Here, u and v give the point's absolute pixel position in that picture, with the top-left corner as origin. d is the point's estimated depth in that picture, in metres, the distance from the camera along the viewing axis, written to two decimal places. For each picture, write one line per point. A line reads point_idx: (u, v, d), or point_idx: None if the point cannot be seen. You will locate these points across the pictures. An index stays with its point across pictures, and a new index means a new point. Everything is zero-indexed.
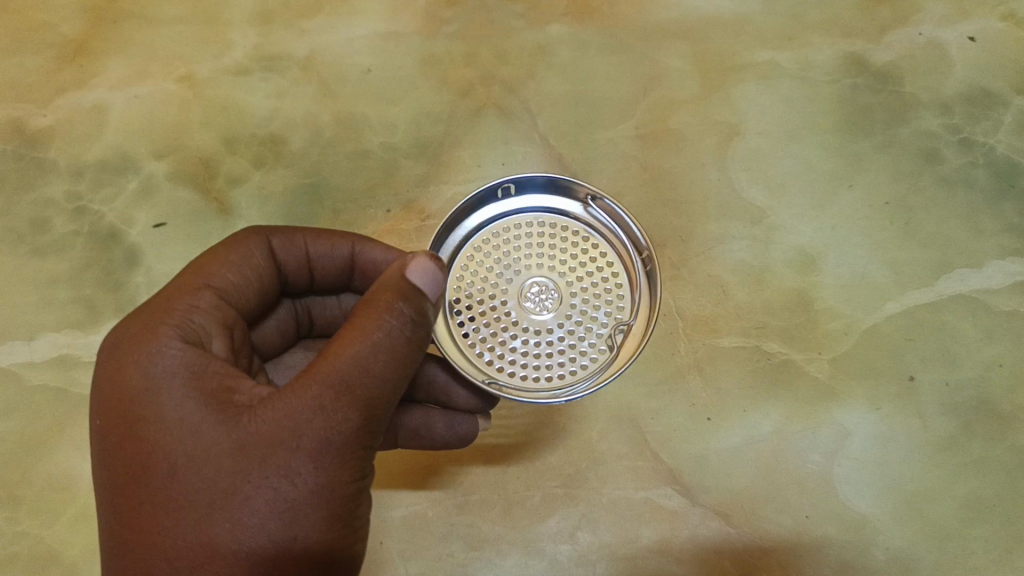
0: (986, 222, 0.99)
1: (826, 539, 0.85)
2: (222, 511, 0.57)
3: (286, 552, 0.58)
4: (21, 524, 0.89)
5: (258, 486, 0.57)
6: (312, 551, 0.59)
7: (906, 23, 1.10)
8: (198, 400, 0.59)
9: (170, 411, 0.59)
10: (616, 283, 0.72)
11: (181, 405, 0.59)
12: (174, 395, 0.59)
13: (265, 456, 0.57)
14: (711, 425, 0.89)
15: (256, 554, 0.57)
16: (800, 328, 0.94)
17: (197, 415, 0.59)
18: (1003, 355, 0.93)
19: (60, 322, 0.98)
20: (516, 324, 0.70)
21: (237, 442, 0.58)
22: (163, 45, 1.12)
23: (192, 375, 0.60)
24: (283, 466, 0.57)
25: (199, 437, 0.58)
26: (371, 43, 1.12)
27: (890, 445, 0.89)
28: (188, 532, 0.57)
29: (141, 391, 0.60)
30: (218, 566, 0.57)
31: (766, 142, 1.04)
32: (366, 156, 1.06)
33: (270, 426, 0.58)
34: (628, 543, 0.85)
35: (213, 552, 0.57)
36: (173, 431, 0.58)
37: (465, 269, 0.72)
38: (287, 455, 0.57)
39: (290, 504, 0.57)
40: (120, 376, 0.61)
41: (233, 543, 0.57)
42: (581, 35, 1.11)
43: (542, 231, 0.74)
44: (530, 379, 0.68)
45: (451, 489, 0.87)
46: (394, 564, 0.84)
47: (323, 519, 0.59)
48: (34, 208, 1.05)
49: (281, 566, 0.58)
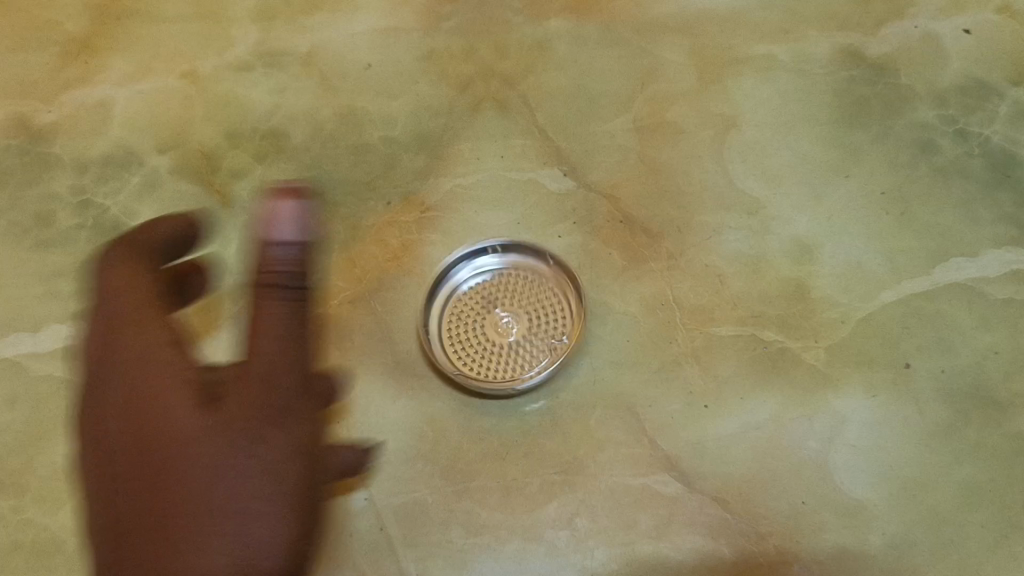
0: (982, 212, 1.00)
1: (823, 524, 0.85)
2: (195, 481, 0.64)
3: (248, 511, 0.63)
4: (26, 512, 0.90)
5: (220, 453, 0.64)
6: (275, 507, 0.63)
7: (901, 15, 1.11)
8: (170, 387, 0.69)
9: (150, 401, 0.70)
10: None
11: (157, 393, 0.70)
12: (154, 385, 0.70)
13: (224, 427, 0.65)
14: (709, 412, 0.90)
15: (225, 518, 0.63)
16: (797, 317, 0.94)
17: (167, 400, 0.69)
18: (1000, 343, 0.92)
19: (66, 314, 0.99)
20: None
21: (198, 418, 0.66)
22: (166, 42, 1.14)
23: (163, 368, 0.71)
24: (238, 432, 0.64)
25: (168, 418, 0.68)
26: (373, 38, 1.13)
27: (886, 432, 0.89)
28: (171, 504, 0.65)
29: (130, 390, 0.71)
30: (197, 532, 0.63)
31: (763, 134, 1.05)
32: (366, 150, 1.07)
33: (226, 400, 0.66)
34: (626, 529, 0.85)
35: (193, 519, 0.63)
36: (153, 416, 0.69)
37: None
38: (238, 424, 0.65)
39: (251, 474, 0.63)
40: (115, 380, 0.72)
41: (207, 511, 0.63)
42: (580, 30, 1.12)
43: None
44: None
45: (451, 476, 0.88)
46: (393, 550, 0.85)
47: (280, 478, 0.64)
48: (39, 202, 1.06)
49: (249, 523, 0.62)
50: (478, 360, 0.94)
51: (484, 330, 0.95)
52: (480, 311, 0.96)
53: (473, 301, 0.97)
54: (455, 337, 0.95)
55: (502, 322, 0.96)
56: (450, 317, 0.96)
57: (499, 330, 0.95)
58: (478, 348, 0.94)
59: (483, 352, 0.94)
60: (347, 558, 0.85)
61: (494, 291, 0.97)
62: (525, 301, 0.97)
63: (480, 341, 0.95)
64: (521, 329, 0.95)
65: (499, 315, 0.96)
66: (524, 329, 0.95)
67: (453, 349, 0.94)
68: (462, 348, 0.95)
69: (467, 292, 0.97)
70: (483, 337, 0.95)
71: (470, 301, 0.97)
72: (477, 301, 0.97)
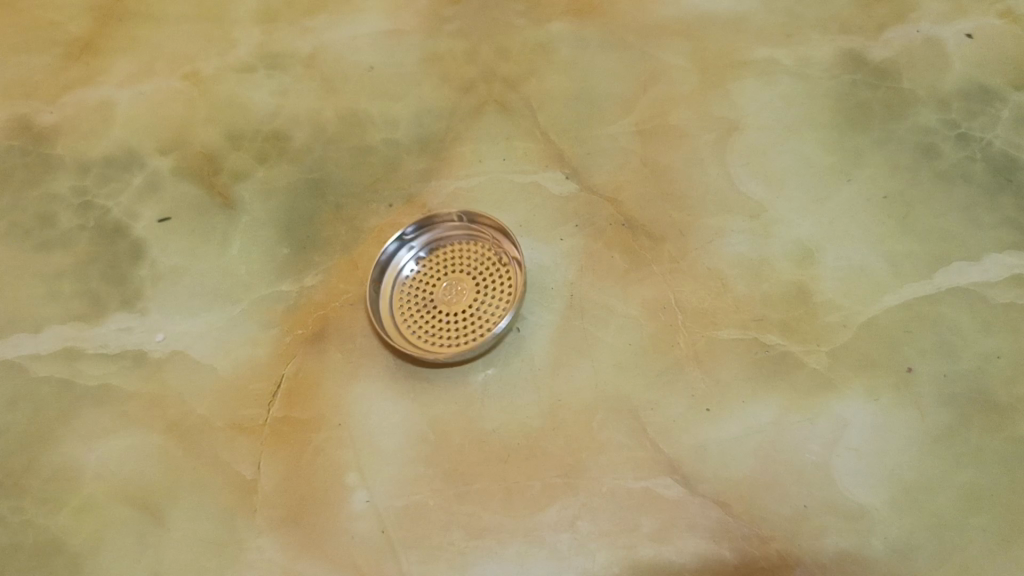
0: (983, 216, 1.00)
1: (825, 528, 0.84)
2: None
3: None
4: (27, 514, 0.89)
5: None
6: None
7: (903, 20, 1.13)
8: None
9: None
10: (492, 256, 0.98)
11: None
12: None
13: None
14: (711, 415, 0.90)
15: None
16: (799, 320, 0.94)
17: None
18: (1002, 347, 0.92)
19: (66, 315, 0.98)
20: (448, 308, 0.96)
21: None
22: (168, 42, 1.16)
23: None
24: None
25: None
26: (375, 40, 1.15)
27: (888, 436, 0.89)
28: None
29: None
30: None
31: (765, 137, 1.05)
32: (368, 152, 1.07)
33: None
34: (628, 532, 0.85)
35: None
36: None
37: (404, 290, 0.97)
38: None
39: None
40: None
41: None
42: (581, 33, 1.14)
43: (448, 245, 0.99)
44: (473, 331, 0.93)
45: (452, 479, 0.88)
46: (394, 553, 0.84)
47: None
48: (41, 203, 1.06)
49: None
50: (478, 322, 0.94)
51: (449, 307, 0.95)
52: (431, 304, 0.96)
53: (413, 310, 0.96)
54: (436, 334, 0.94)
55: (454, 285, 0.97)
56: (412, 334, 0.95)
57: (462, 293, 0.96)
58: (466, 318, 0.95)
59: (474, 314, 0.95)
60: (347, 560, 0.84)
61: (419, 287, 0.98)
62: (450, 263, 0.99)
63: (460, 315, 0.95)
64: (473, 276, 0.97)
65: (445, 288, 0.97)
66: (476, 274, 0.97)
67: (449, 342, 0.94)
68: (457, 332, 0.94)
69: (396, 315, 0.96)
70: (459, 310, 0.95)
71: (409, 312, 0.96)
72: (412, 308, 0.96)
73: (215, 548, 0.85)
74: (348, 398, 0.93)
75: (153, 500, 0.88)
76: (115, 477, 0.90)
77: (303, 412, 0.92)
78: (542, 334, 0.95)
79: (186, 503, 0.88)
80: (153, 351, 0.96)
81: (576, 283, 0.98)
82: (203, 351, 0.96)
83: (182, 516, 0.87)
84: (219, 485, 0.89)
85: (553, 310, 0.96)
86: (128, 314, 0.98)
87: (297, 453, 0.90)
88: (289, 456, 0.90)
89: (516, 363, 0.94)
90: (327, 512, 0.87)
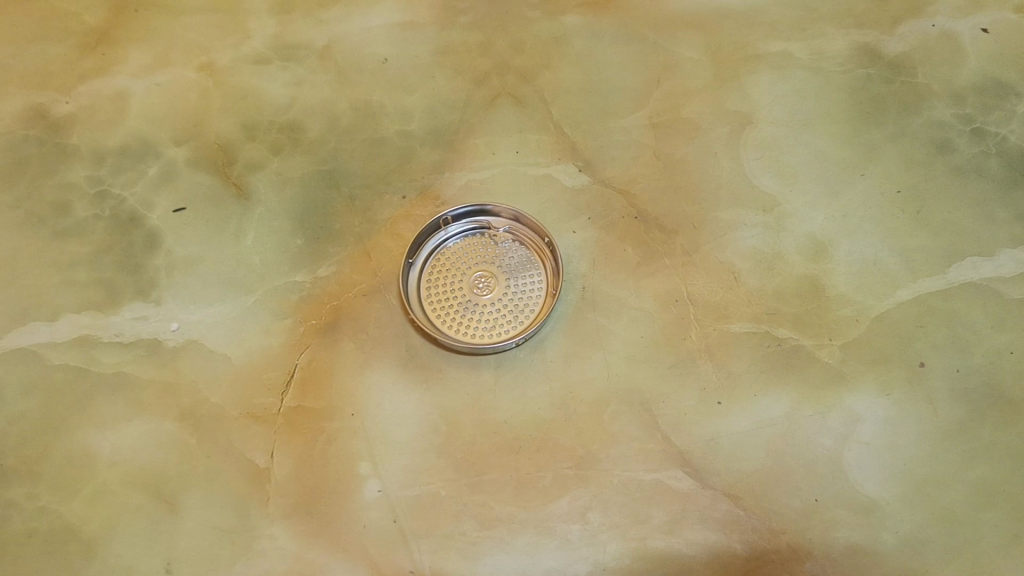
0: (998, 212, 1.00)
1: (836, 521, 0.84)
2: None
3: None
4: (41, 500, 0.89)
5: None
6: None
7: (919, 14, 1.13)
8: None
9: None
10: (513, 247, 0.99)
11: None
12: None
13: None
14: (722, 409, 0.90)
15: None
16: (811, 314, 0.94)
17: None
18: (1015, 343, 0.92)
19: (81, 303, 0.99)
20: (486, 300, 0.96)
21: None
22: (183, 34, 1.17)
23: None
24: None
25: None
26: (390, 33, 1.15)
27: (901, 429, 0.89)
28: None
29: None
30: None
31: (779, 131, 1.05)
32: (382, 143, 1.07)
33: None
34: (639, 524, 0.85)
35: None
36: None
37: (433, 293, 0.97)
38: None
39: None
40: None
41: None
42: (595, 25, 1.14)
43: (465, 245, 0.99)
44: (517, 318, 0.95)
45: (464, 469, 0.88)
46: (406, 541, 0.85)
47: None
48: (56, 192, 1.06)
49: None
50: (522, 295, 0.96)
51: (487, 297, 0.96)
52: (470, 302, 0.96)
53: (453, 317, 0.95)
54: (489, 324, 0.95)
55: (480, 277, 0.97)
56: (468, 334, 0.94)
57: (491, 281, 0.97)
58: (509, 297, 0.96)
59: (513, 291, 0.96)
60: (360, 550, 0.85)
61: (449, 295, 0.96)
62: (461, 263, 0.98)
63: (500, 298, 0.96)
64: (491, 263, 0.98)
65: (475, 284, 0.97)
66: (493, 261, 0.98)
67: (504, 327, 0.94)
68: (509, 314, 0.95)
69: (438, 328, 0.94)
70: (499, 294, 0.96)
71: (451, 320, 0.95)
72: (449, 317, 0.95)
73: (228, 536, 0.86)
74: (360, 388, 0.93)
75: (167, 488, 0.89)
76: (129, 465, 0.90)
77: (316, 402, 0.92)
78: (554, 326, 0.95)
79: (200, 491, 0.89)
80: (168, 340, 0.96)
81: (588, 276, 0.98)
82: (216, 340, 0.96)
83: (196, 503, 0.88)
84: (232, 473, 0.89)
85: (565, 302, 0.97)
86: (142, 303, 0.99)
87: (310, 443, 0.90)
88: (301, 445, 0.90)
89: (528, 355, 0.94)
90: (339, 501, 0.87)
